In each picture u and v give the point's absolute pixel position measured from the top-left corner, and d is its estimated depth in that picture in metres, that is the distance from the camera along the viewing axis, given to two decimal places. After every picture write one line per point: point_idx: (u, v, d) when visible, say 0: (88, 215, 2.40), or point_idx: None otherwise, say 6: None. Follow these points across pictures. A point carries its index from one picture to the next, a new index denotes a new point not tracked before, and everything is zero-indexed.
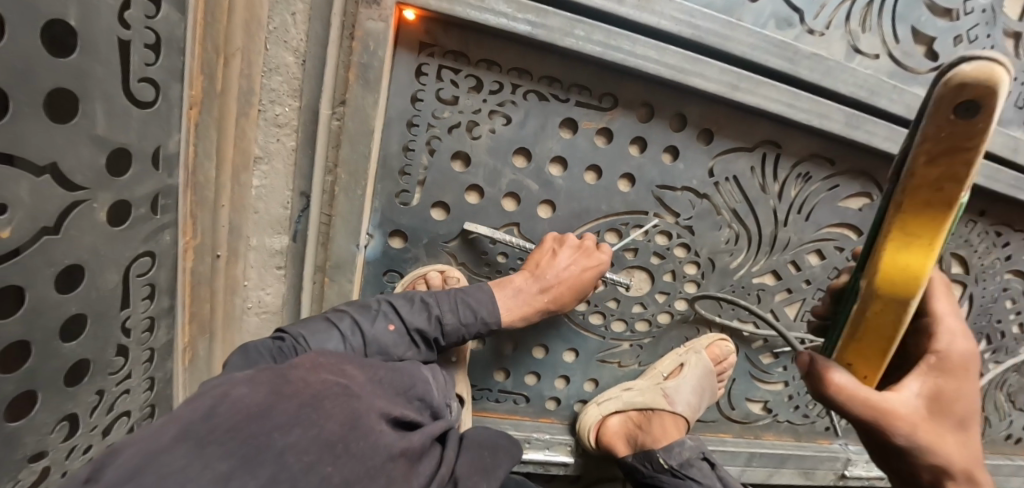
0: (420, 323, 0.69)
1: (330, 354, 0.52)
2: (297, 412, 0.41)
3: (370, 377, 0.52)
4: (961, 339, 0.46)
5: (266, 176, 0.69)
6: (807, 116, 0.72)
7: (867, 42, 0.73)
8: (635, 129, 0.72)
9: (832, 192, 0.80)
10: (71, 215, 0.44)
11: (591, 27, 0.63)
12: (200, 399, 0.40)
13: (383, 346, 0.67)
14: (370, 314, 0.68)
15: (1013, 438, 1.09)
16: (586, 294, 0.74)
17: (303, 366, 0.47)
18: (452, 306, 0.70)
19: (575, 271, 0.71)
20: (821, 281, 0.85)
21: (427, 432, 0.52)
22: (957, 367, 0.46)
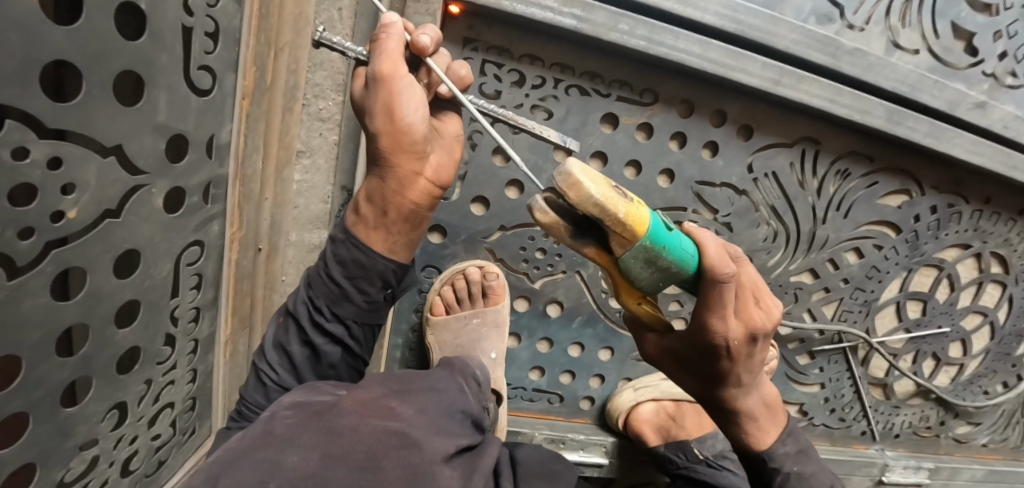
0: (295, 303, 0.65)
1: (372, 389, 0.50)
2: (352, 482, 0.40)
3: (417, 409, 0.49)
4: (706, 324, 0.49)
5: (308, 170, 0.70)
6: (849, 112, 0.71)
7: (907, 38, 0.73)
8: (675, 124, 0.72)
9: (871, 189, 0.80)
10: (131, 200, 0.44)
11: (636, 22, 0.63)
12: (247, 464, 0.39)
13: (278, 341, 0.64)
14: (278, 314, 0.67)
15: None
16: (409, 105, 0.49)
17: (350, 409, 0.45)
18: (314, 273, 0.63)
19: (354, 82, 0.52)
20: (858, 280, 0.85)
21: (485, 467, 0.50)
22: (703, 343, 0.51)
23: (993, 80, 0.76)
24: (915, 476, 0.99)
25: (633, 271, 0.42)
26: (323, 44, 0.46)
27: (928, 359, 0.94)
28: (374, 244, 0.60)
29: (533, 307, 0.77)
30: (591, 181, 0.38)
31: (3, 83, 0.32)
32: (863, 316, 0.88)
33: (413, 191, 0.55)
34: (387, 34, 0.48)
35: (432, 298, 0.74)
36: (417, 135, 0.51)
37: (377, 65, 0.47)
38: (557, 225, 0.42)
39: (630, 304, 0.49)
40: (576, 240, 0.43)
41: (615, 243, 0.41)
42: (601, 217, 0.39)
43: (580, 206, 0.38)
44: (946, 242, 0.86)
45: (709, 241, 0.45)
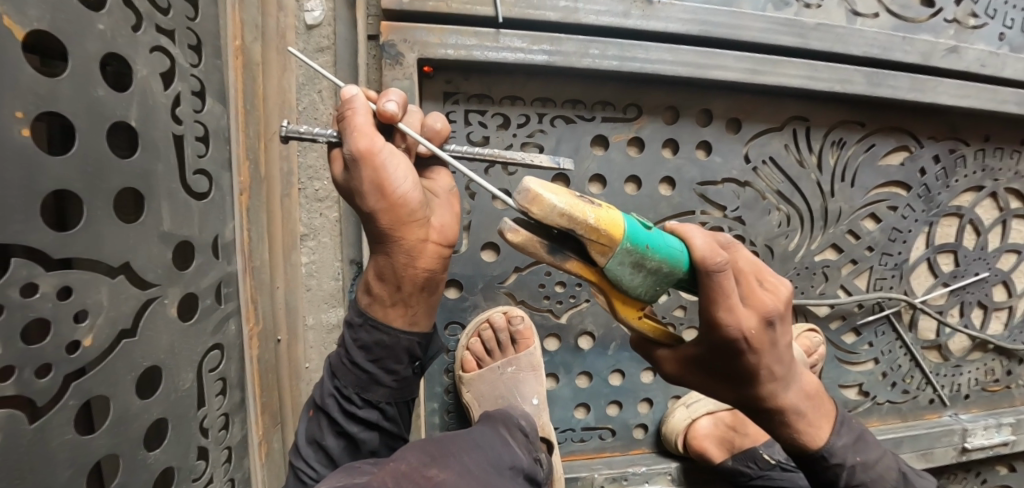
0: (322, 395, 0.62)
1: (406, 455, 0.47)
2: None
3: (458, 472, 0.46)
4: (715, 320, 0.46)
5: (315, 251, 0.70)
6: (829, 84, 0.72)
7: (863, 4, 0.75)
8: (665, 132, 0.72)
9: (870, 152, 0.81)
10: (145, 314, 0.43)
11: (605, 45, 0.65)
12: None
13: (312, 436, 0.62)
14: (306, 408, 0.65)
15: None
16: (400, 176, 0.47)
17: (387, 482, 0.43)
18: (335, 358, 0.61)
19: (332, 167, 0.49)
20: (883, 245, 0.84)
21: None
22: (719, 343, 0.48)
23: (957, 25, 0.78)
24: (998, 435, 0.94)
25: (622, 279, 0.41)
26: (293, 134, 0.43)
27: (976, 308, 0.92)
28: (392, 321, 0.58)
29: (565, 344, 0.75)
30: (552, 192, 0.38)
31: (5, 218, 0.32)
32: (898, 279, 0.86)
33: (424, 258, 0.53)
34: (355, 110, 0.46)
35: (461, 354, 0.71)
36: (414, 204, 0.49)
37: (351, 144, 0.45)
38: (532, 243, 0.40)
39: (633, 322, 0.46)
40: (556, 258, 0.41)
41: (595, 253, 0.40)
42: (572, 226, 0.38)
43: (547, 218, 0.38)
44: (958, 188, 0.85)
45: (695, 236, 0.43)
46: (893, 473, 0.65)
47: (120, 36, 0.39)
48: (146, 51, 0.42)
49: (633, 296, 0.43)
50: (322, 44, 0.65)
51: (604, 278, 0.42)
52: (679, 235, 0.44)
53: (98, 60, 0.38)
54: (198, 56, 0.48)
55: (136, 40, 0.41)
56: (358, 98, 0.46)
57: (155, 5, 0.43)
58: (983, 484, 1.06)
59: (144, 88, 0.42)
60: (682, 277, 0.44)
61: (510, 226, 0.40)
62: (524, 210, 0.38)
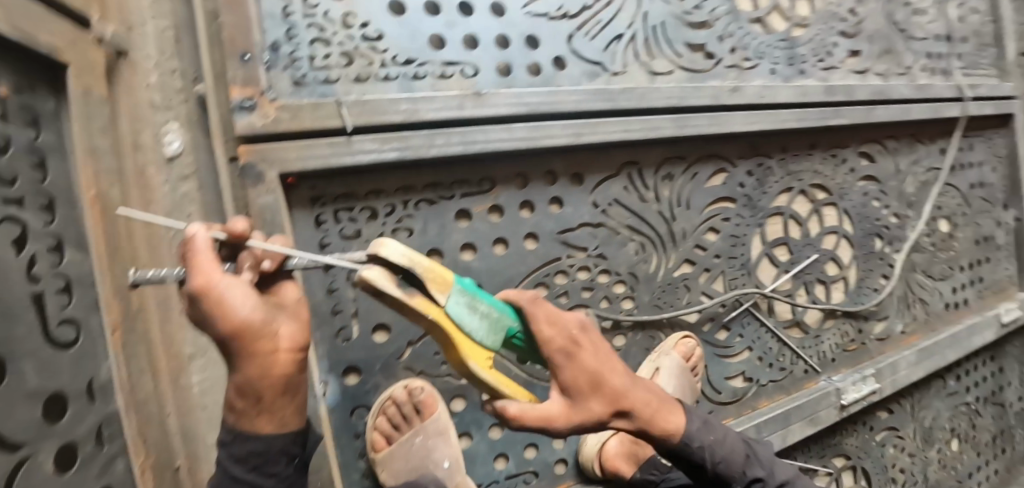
0: None
1: None
2: None
3: None
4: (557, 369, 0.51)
5: (204, 368, 0.72)
6: (644, 133, 0.86)
7: (660, 65, 0.92)
8: (519, 195, 0.82)
9: (696, 179, 0.96)
10: (18, 475, 0.42)
11: (448, 136, 0.75)
12: None
13: None
14: None
15: (951, 305, 1.25)
16: (240, 305, 0.47)
17: None
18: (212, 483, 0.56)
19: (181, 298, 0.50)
20: (727, 252, 0.98)
21: None
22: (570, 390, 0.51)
23: (736, 68, 0.98)
24: (866, 386, 1.09)
25: (464, 318, 0.48)
26: (140, 279, 0.45)
27: (817, 285, 1.08)
28: (263, 428, 0.54)
29: (470, 402, 0.80)
30: (394, 243, 0.47)
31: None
32: (748, 276, 1.00)
33: (278, 368, 0.51)
34: (194, 242, 0.48)
35: (371, 435, 0.74)
36: (259, 323, 0.48)
37: (193, 276, 0.47)
38: (385, 279, 0.46)
39: (488, 374, 0.49)
40: (404, 296, 0.46)
41: (435, 291, 0.47)
42: (410, 266, 0.46)
43: (394, 258, 0.45)
44: (774, 191, 1.02)
45: (510, 292, 0.51)
46: (742, 447, 0.76)
47: None
48: None
49: (476, 339, 0.49)
50: (185, 172, 0.70)
51: (449, 318, 0.47)
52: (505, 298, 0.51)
53: None
54: (52, 213, 0.50)
55: None
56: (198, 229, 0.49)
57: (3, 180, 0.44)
58: (874, 432, 1.18)
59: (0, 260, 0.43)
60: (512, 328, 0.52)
61: (363, 274, 0.45)
62: (373, 256, 0.46)
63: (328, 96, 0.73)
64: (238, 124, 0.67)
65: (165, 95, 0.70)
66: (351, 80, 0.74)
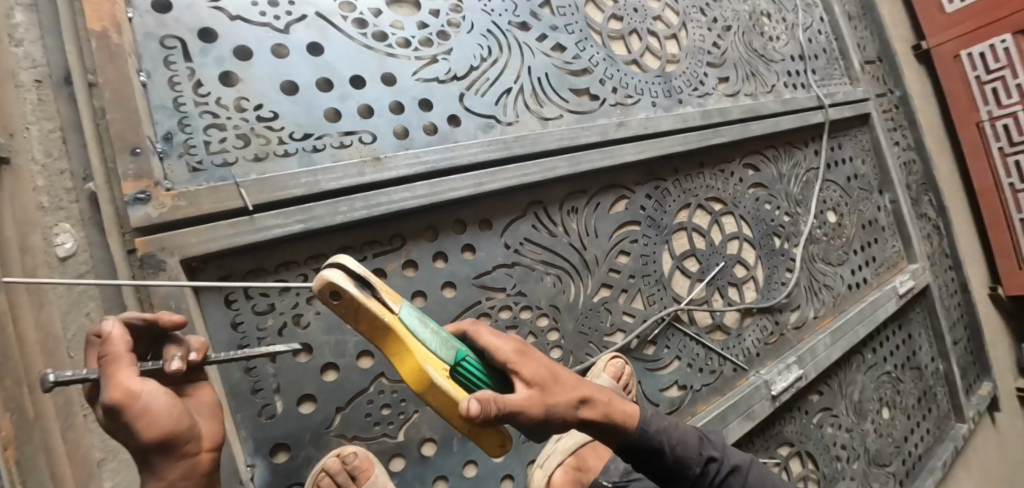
0: None
1: None
2: None
3: None
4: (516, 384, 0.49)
5: (117, 471, 0.68)
6: (539, 175, 0.92)
7: (549, 111, 1.00)
8: (431, 247, 0.86)
9: (599, 208, 1.02)
10: None
11: (351, 202, 0.78)
12: None
13: None
14: None
15: (853, 287, 1.37)
16: (163, 410, 0.46)
17: None
18: None
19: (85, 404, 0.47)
20: (640, 270, 1.04)
21: None
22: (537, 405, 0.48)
23: (620, 106, 1.07)
24: (791, 373, 1.16)
25: (419, 325, 0.50)
26: (55, 383, 0.43)
27: (730, 288, 1.15)
28: None
29: (410, 458, 0.80)
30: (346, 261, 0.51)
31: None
32: (663, 290, 1.07)
33: (200, 471, 0.50)
34: (111, 344, 0.47)
35: None
36: (182, 428, 0.48)
37: (111, 382, 0.45)
38: (344, 280, 0.48)
39: (447, 383, 0.47)
40: (362, 297, 0.48)
41: (390, 299, 0.50)
42: (365, 275, 0.49)
43: (351, 264, 0.49)
44: (674, 209, 1.11)
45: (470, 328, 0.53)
46: (694, 430, 0.73)
47: None
48: None
49: (432, 347, 0.49)
50: (81, 270, 0.70)
51: (405, 323, 0.49)
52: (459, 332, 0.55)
53: None
54: None
55: None
56: (116, 330, 0.48)
57: None
58: (809, 415, 1.24)
59: None
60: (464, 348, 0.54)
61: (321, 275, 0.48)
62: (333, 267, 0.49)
63: (227, 179, 0.74)
64: (133, 217, 0.67)
65: (54, 197, 0.69)
66: (250, 160, 0.76)
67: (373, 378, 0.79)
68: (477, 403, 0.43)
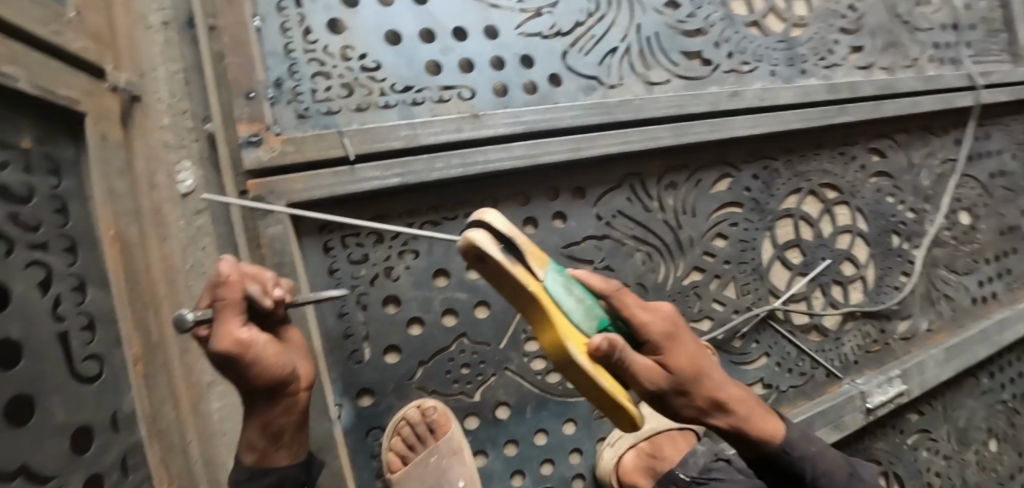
0: None
1: None
2: None
3: None
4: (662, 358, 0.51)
5: (224, 395, 0.73)
6: (643, 143, 0.87)
7: (656, 74, 0.93)
8: (522, 212, 0.84)
9: (699, 186, 0.96)
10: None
11: (448, 158, 0.77)
12: None
13: None
14: None
15: (977, 300, 1.21)
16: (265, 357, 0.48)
17: None
18: None
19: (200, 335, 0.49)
20: (737, 257, 0.98)
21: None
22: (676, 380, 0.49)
23: (734, 73, 0.98)
24: (892, 388, 1.06)
25: (563, 293, 0.46)
26: (183, 329, 0.45)
27: (834, 286, 1.06)
28: (278, 462, 0.57)
29: (484, 419, 0.81)
30: (493, 214, 0.47)
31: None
32: (760, 280, 0.99)
33: (293, 410, 0.54)
34: (224, 290, 0.46)
35: (387, 457, 0.75)
36: (281, 374, 0.50)
37: (219, 331, 0.46)
38: (490, 238, 0.45)
39: (585, 357, 0.44)
40: (506, 258, 0.45)
41: (536, 262, 0.47)
42: (511, 234, 0.46)
43: (495, 223, 0.46)
44: (781, 194, 1.02)
45: (587, 275, 0.50)
46: (844, 463, 0.70)
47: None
48: (22, 268, 0.46)
49: (573, 317, 0.46)
50: (199, 207, 0.73)
51: (549, 291, 0.46)
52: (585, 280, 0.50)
53: None
54: (73, 255, 0.53)
55: (9, 262, 0.45)
56: (230, 276, 0.46)
57: (25, 227, 0.47)
58: (904, 435, 1.14)
59: (24, 301, 0.46)
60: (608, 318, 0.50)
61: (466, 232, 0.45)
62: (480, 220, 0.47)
63: (331, 127, 0.75)
64: (246, 159, 0.70)
65: (176, 134, 0.74)
66: (352, 110, 0.76)
67: (454, 338, 0.79)
68: (607, 342, 0.44)
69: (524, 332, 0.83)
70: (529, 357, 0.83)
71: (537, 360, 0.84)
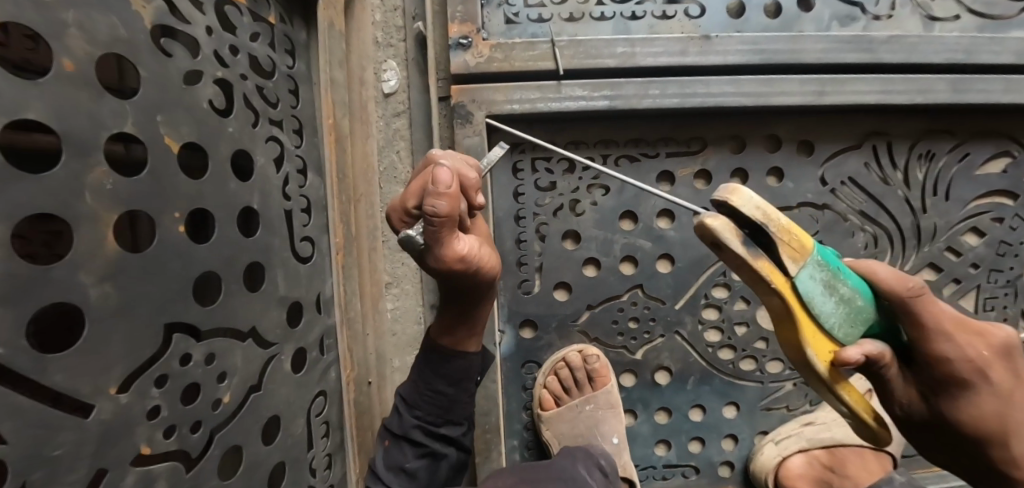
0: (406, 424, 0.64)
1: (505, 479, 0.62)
2: None
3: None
4: (939, 350, 0.50)
5: (399, 297, 0.75)
6: (909, 96, 0.69)
7: (940, 7, 0.71)
8: (732, 162, 0.72)
9: (965, 162, 0.75)
10: (171, 345, 0.39)
11: (663, 84, 0.67)
12: None
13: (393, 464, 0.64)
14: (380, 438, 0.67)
15: None
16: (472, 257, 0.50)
17: None
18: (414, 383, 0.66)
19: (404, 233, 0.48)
20: (990, 261, 0.76)
21: None
22: (941, 375, 0.52)
23: None
24: None
25: (814, 294, 0.44)
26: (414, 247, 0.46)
27: None
28: (467, 346, 0.65)
29: (641, 379, 0.75)
30: (746, 191, 0.43)
31: (170, 302, 0.39)
32: (1013, 297, 0.78)
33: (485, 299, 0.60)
34: (444, 205, 0.43)
35: (539, 393, 0.73)
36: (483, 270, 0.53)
37: (440, 242, 0.46)
38: (734, 232, 0.41)
39: (826, 366, 0.46)
40: (752, 253, 0.42)
41: (787, 256, 0.43)
42: (765, 219, 0.42)
43: (746, 208, 0.42)
44: None
45: (883, 271, 0.48)
46: None
47: (245, 133, 0.46)
48: (263, 142, 0.48)
49: (823, 321, 0.45)
50: (399, 109, 0.72)
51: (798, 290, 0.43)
52: (865, 273, 0.48)
53: (228, 158, 0.43)
54: (300, 138, 0.54)
55: (255, 134, 0.47)
56: (450, 189, 0.43)
57: (267, 102, 0.49)
58: None
59: (263, 176, 0.48)
60: (861, 312, 0.48)
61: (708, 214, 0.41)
62: (724, 201, 0.43)
63: (538, 36, 0.68)
64: (453, 63, 0.66)
65: (387, 32, 0.71)
66: (564, 19, 0.68)
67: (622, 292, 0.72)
68: (855, 357, 0.45)
69: (705, 297, 0.73)
70: (704, 326, 0.74)
71: (711, 331, 0.74)
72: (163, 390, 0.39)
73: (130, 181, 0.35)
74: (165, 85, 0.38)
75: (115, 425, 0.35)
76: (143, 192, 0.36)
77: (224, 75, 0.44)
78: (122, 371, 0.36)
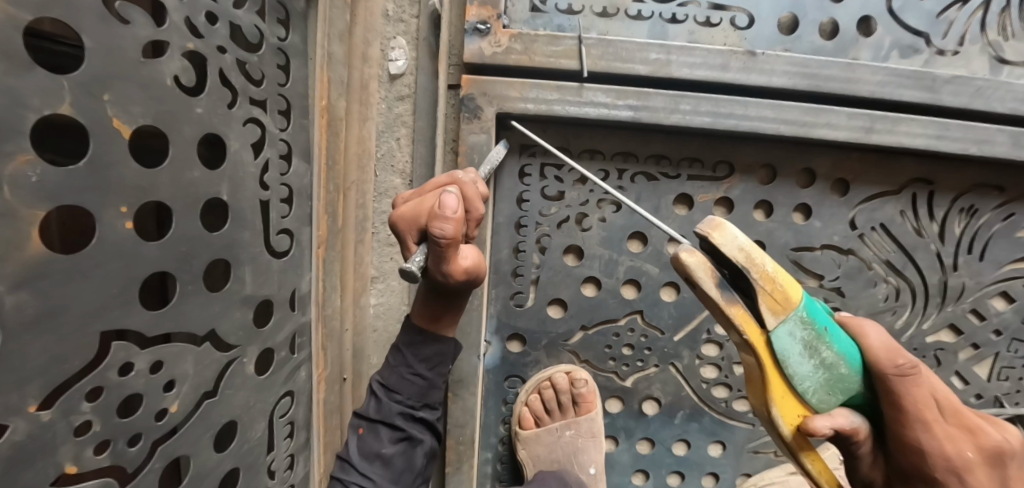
0: (377, 412, 0.58)
1: None
2: None
3: None
4: (912, 438, 0.40)
5: (383, 293, 0.71)
6: (963, 145, 0.63)
7: (1015, 49, 0.64)
8: (758, 193, 0.66)
9: (1008, 222, 0.69)
10: (109, 353, 0.34)
11: (697, 99, 0.60)
12: None
13: (366, 452, 0.57)
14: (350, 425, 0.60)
15: None
16: (474, 268, 0.49)
17: None
18: (390, 366, 0.58)
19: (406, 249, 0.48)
20: (1014, 329, 0.71)
21: None
22: (910, 467, 0.41)
23: None
24: None
25: (792, 352, 0.39)
26: (413, 281, 0.43)
27: None
28: (445, 331, 0.58)
29: (628, 407, 0.71)
30: (735, 228, 0.39)
31: (107, 308, 0.33)
32: None
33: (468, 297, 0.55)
34: (450, 229, 0.44)
35: (519, 410, 0.69)
36: (482, 271, 0.50)
37: (449, 261, 0.47)
38: (705, 268, 0.39)
39: (790, 428, 0.40)
40: (723, 294, 0.39)
41: (763, 305, 0.39)
42: (746, 264, 0.39)
43: (727, 249, 0.39)
44: None
45: (873, 335, 0.40)
46: None
47: (216, 115, 0.40)
48: (240, 124, 0.42)
49: (795, 381, 0.39)
50: (404, 93, 0.66)
51: (768, 342, 0.39)
52: (854, 332, 0.41)
53: (194, 145, 0.38)
54: (286, 120, 0.48)
55: (230, 116, 0.41)
56: (456, 213, 0.44)
57: (249, 78, 0.43)
58: None
59: (236, 162, 0.42)
60: (850, 381, 0.40)
61: (685, 246, 0.39)
62: (705, 237, 0.40)
63: (565, 29, 0.61)
64: (467, 50, 0.59)
65: (398, 5, 0.64)
66: (596, 14, 0.61)
67: (616, 317, 0.68)
68: (825, 430, 0.39)
69: (707, 332, 0.69)
70: (701, 361, 0.70)
71: (708, 367, 0.70)
72: (95, 404, 0.34)
73: (61, 170, 0.29)
74: (116, 56, 0.32)
75: (30, 446, 0.30)
76: (80, 183, 0.31)
77: (196, 46, 0.38)
78: (41, 388, 0.30)
